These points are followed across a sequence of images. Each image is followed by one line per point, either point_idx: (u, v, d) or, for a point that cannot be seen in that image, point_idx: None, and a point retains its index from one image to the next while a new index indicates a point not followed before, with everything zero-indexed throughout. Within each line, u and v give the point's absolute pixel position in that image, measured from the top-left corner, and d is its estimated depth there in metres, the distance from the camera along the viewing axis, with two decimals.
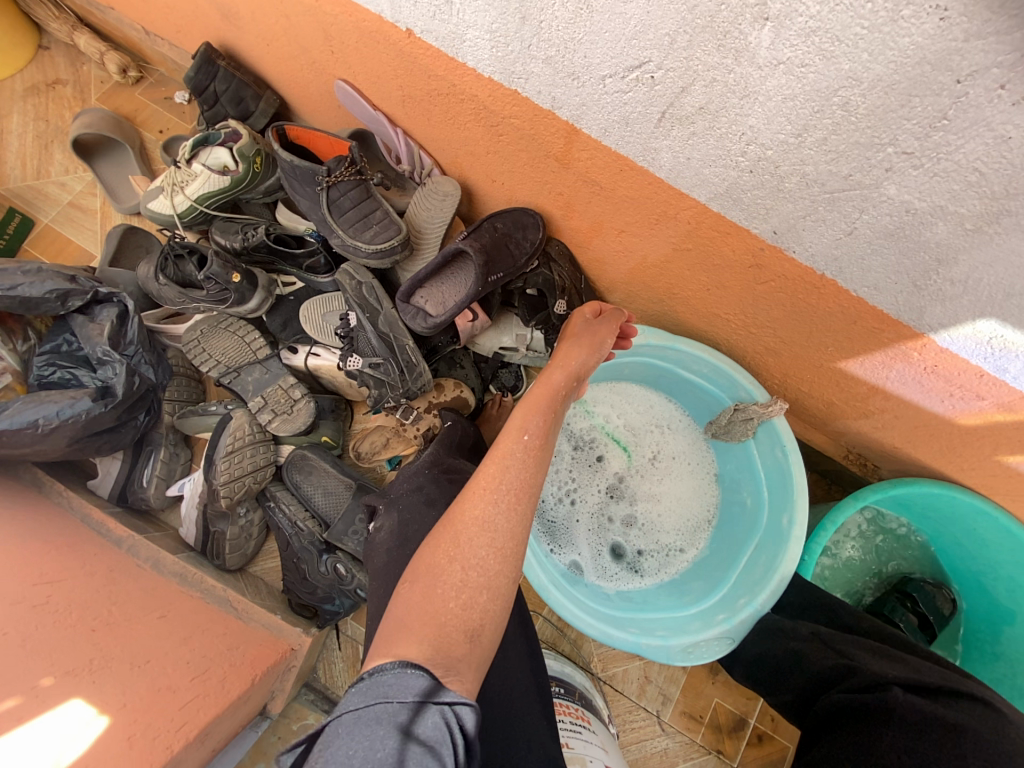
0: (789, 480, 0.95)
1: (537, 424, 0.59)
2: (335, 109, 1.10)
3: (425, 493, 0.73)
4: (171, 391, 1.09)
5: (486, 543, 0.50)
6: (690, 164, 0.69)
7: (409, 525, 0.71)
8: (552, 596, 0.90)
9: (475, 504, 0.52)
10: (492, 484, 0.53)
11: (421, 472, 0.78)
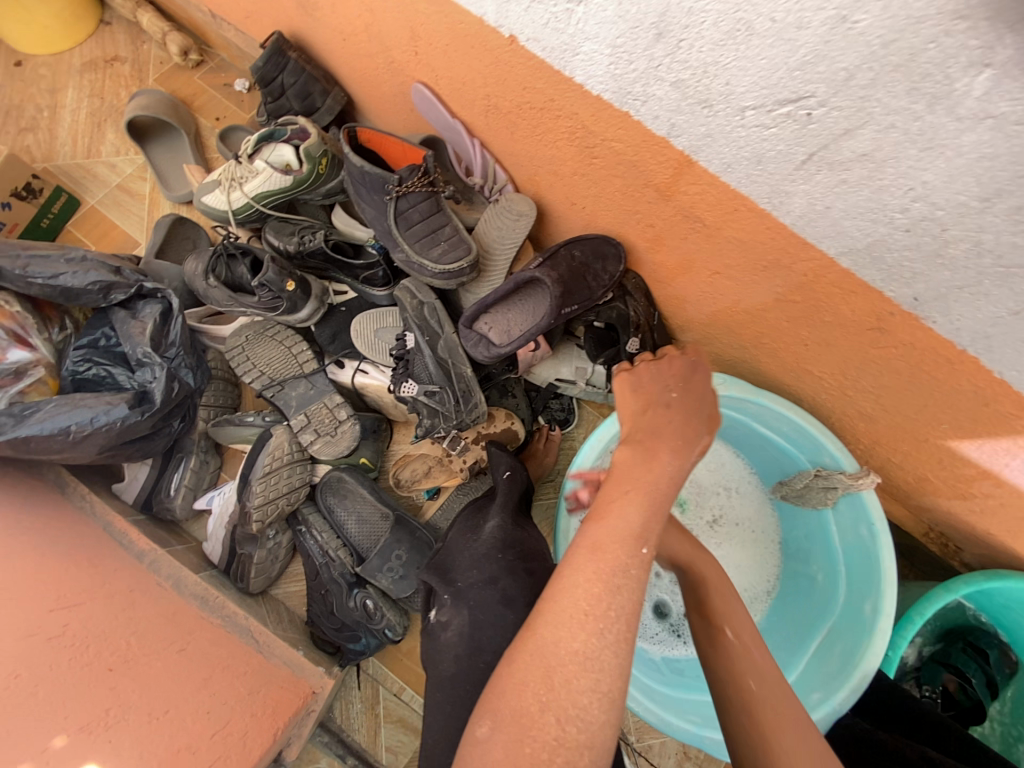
0: (876, 564, 0.86)
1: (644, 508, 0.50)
2: (406, 112, 1.04)
3: (506, 594, 0.64)
4: (208, 395, 1.02)
5: (591, 658, 0.42)
6: (827, 214, 0.60)
7: (481, 630, 0.62)
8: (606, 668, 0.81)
9: (560, 630, 0.43)
10: (571, 605, 0.44)
11: (496, 560, 0.68)
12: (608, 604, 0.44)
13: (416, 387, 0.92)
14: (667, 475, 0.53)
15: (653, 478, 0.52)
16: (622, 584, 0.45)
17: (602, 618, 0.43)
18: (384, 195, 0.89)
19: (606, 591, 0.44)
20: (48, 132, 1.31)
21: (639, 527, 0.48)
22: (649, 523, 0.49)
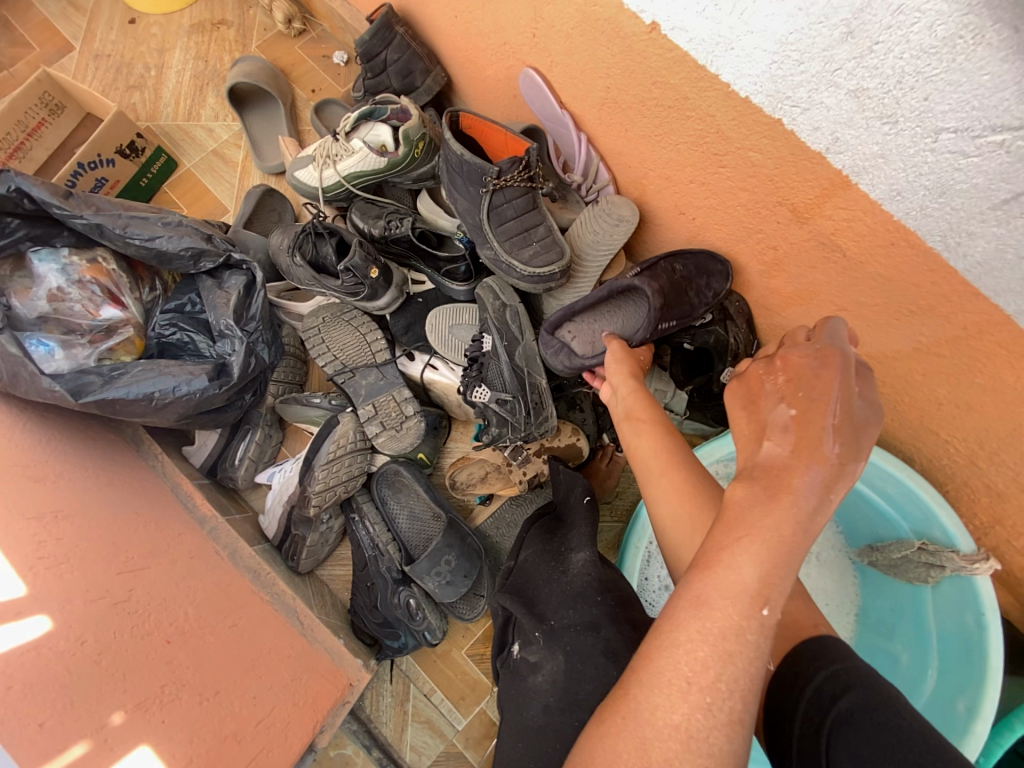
0: (978, 657, 0.76)
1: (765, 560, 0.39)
2: (509, 99, 0.98)
3: (609, 647, 0.60)
4: (279, 371, 1.02)
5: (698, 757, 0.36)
6: (1020, 262, 0.50)
7: (577, 679, 0.60)
8: None
9: (658, 692, 0.38)
10: (671, 672, 0.38)
11: (594, 604, 0.65)
12: (716, 675, 0.37)
13: (489, 393, 0.87)
14: (796, 517, 0.40)
15: (778, 528, 0.39)
16: (736, 652, 0.37)
17: (710, 692, 0.37)
18: (480, 186, 0.84)
19: (716, 660, 0.37)
20: (154, 92, 1.34)
21: (758, 584, 0.38)
22: (770, 577, 0.38)
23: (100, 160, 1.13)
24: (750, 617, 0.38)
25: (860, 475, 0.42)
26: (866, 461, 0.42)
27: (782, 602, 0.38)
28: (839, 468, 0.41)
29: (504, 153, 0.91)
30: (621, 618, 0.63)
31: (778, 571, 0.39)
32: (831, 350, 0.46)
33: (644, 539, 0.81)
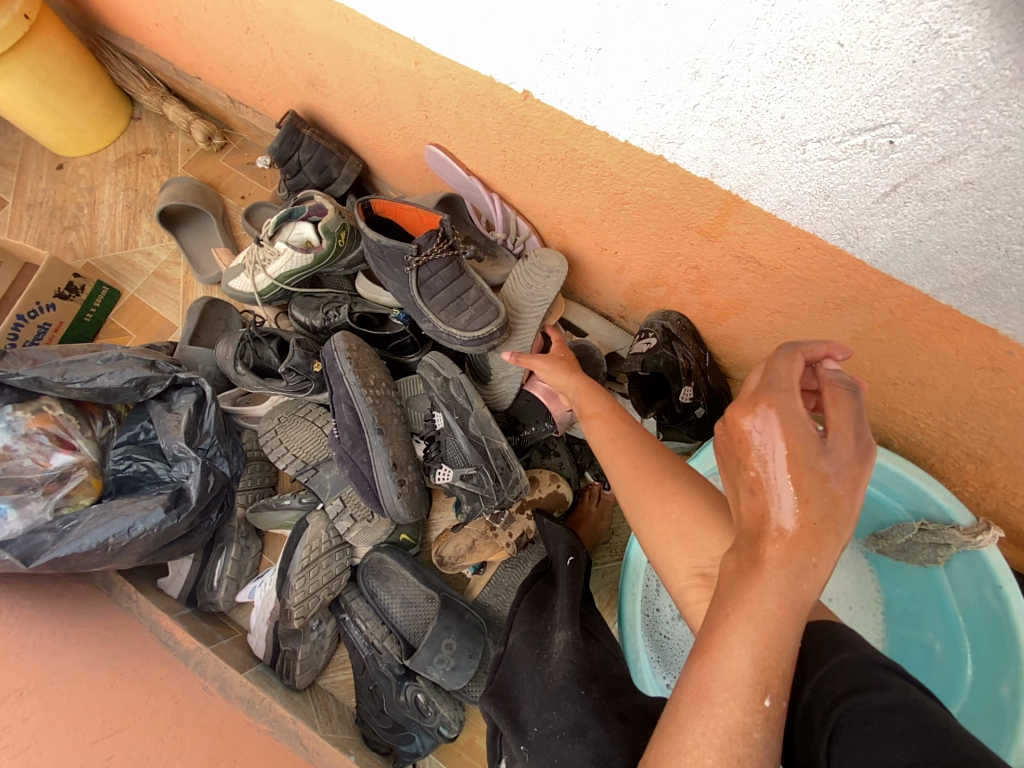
0: (1010, 634, 0.72)
1: (761, 647, 0.36)
2: (422, 173, 1.02)
3: (598, 752, 0.55)
4: (243, 479, 1.00)
5: None
6: (918, 247, 0.51)
7: None
8: None
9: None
10: None
11: (577, 700, 0.60)
12: None
13: (451, 471, 0.84)
14: (783, 591, 0.37)
15: (764, 603, 0.37)
16: (745, 756, 0.35)
17: None
18: (403, 267, 0.87)
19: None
20: (90, 228, 1.38)
21: (755, 671, 0.36)
22: (764, 661, 0.36)
23: (41, 308, 1.13)
24: (752, 710, 0.36)
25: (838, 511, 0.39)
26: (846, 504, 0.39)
27: (782, 687, 0.36)
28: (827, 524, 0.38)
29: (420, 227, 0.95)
30: (609, 712, 0.58)
31: (778, 655, 0.37)
32: (788, 391, 0.41)
33: (641, 584, 0.76)
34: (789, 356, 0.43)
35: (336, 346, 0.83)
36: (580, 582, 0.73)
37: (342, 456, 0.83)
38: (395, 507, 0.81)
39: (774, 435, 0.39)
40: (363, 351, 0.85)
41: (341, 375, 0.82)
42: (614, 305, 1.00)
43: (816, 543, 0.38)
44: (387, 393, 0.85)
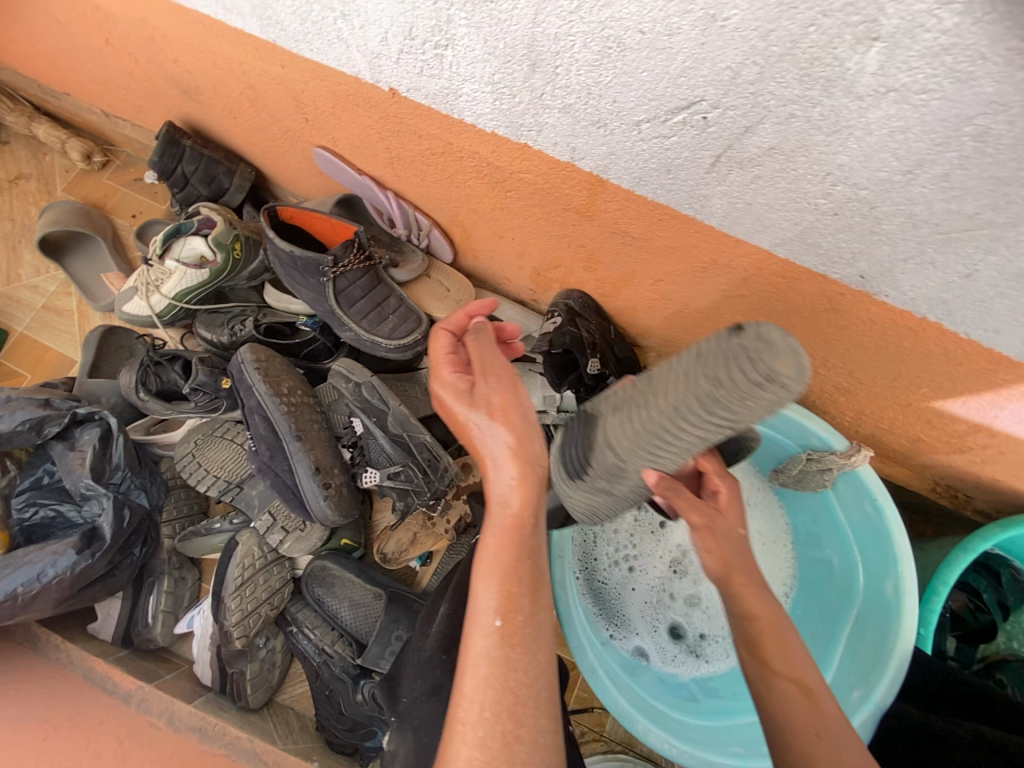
0: (888, 539, 0.81)
1: (501, 580, 0.44)
2: (317, 177, 1.01)
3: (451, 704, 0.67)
4: (166, 510, 0.97)
5: None
6: (751, 209, 0.57)
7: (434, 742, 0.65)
8: (601, 683, 0.75)
9: (458, 745, 0.40)
10: (459, 720, 0.41)
11: (437, 664, 0.69)
12: (484, 708, 0.40)
13: (377, 474, 0.85)
14: (504, 527, 0.46)
15: (494, 547, 0.45)
16: (494, 675, 0.41)
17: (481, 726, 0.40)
18: (319, 277, 0.85)
19: (483, 692, 0.41)
20: None
21: (496, 600, 0.43)
22: (503, 591, 0.43)
23: None
24: (490, 633, 0.42)
25: (523, 423, 0.49)
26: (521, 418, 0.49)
27: (514, 605, 0.43)
28: (507, 435, 0.48)
29: (334, 237, 0.92)
30: None
31: (511, 579, 0.44)
32: (439, 370, 0.52)
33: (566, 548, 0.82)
34: (443, 340, 0.54)
35: (243, 359, 0.82)
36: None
37: (261, 468, 0.82)
38: (323, 509, 0.81)
39: (448, 411, 0.51)
40: (273, 361, 0.84)
41: (250, 386, 0.81)
42: (524, 290, 1.04)
43: (514, 457, 0.47)
44: (302, 399, 0.85)
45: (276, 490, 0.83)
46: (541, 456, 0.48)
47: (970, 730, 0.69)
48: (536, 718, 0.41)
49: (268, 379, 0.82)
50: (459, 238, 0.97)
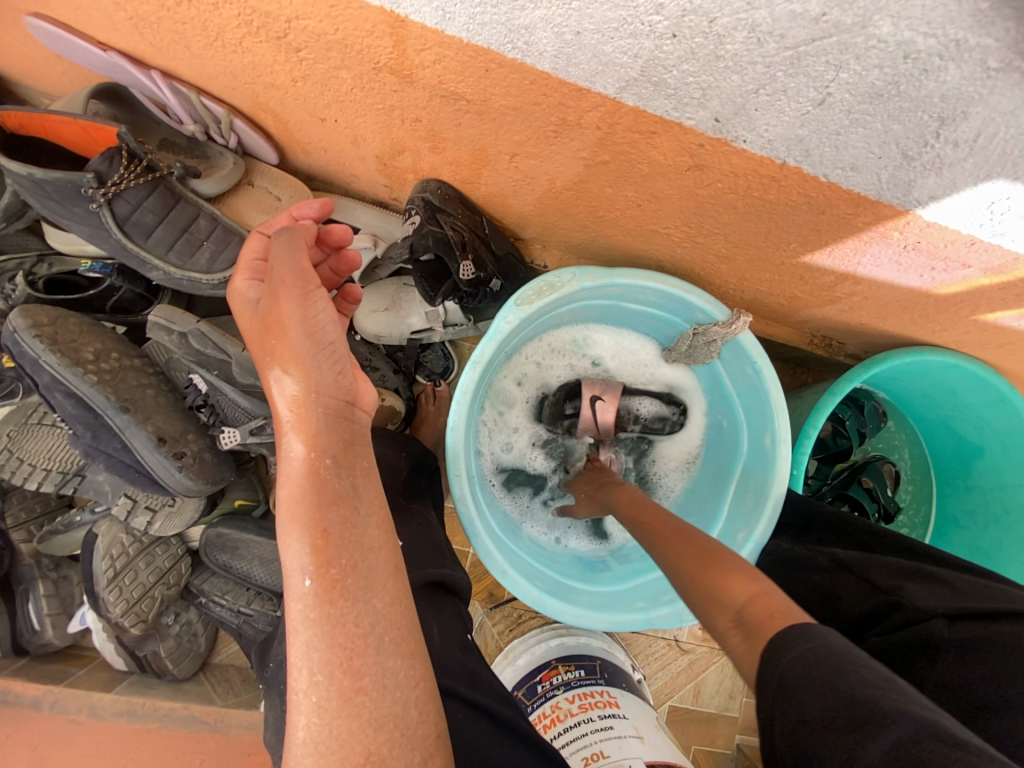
0: (765, 398, 0.85)
1: (302, 533, 0.42)
2: (55, 60, 0.74)
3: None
4: (9, 515, 0.84)
5: (321, 735, 0.40)
6: (581, 42, 0.45)
7: None
8: (509, 579, 0.78)
9: (298, 711, 0.41)
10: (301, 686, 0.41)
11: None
12: (319, 667, 0.40)
13: (237, 434, 0.74)
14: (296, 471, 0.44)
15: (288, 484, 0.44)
16: (323, 633, 0.41)
17: (321, 686, 0.40)
18: (87, 203, 0.66)
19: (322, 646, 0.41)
20: None
21: (313, 559, 0.42)
22: (317, 550, 0.42)
23: None
24: (304, 595, 0.42)
25: (300, 341, 0.43)
26: (294, 333, 0.43)
27: (318, 565, 0.42)
28: (285, 362, 0.44)
29: (95, 145, 0.70)
30: None
31: (322, 529, 0.42)
32: (233, 290, 0.49)
33: (462, 464, 0.79)
34: (253, 247, 0.50)
35: (16, 326, 0.65)
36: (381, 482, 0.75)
37: (88, 451, 0.70)
38: (180, 482, 0.71)
39: (244, 326, 0.48)
40: (61, 323, 0.67)
41: (36, 360, 0.65)
42: (378, 187, 0.87)
43: (294, 373, 0.43)
44: (117, 363, 0.70)
45: (115, 471, 0.71)
46: (331, 385, 0.44)
47: (826, 553, 0.78)
48: (381, 662, 0.41)
49: (50, 343, 0.65)
50: (275, 129, 0.76)
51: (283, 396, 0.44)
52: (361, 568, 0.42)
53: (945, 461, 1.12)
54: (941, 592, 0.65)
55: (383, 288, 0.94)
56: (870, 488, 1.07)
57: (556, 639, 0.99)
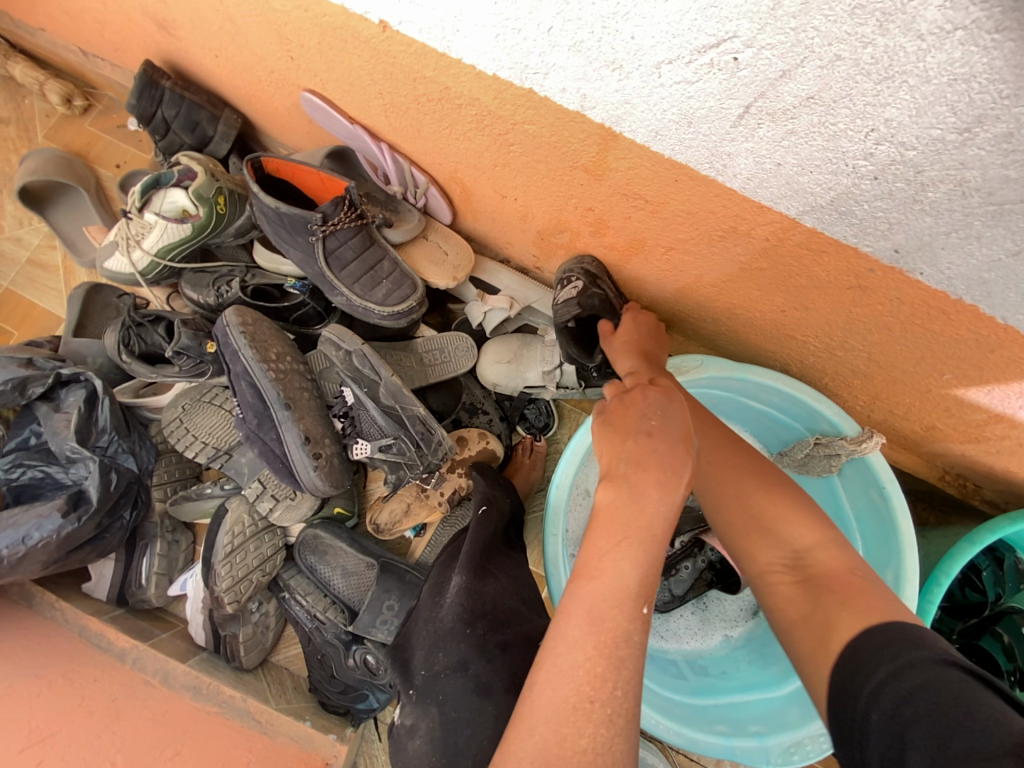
0: (892, 529, 0.79)
1: (643, 562, 0.44)
2: (307, 125, 0.94)
3: (479, 683, 0.63)
4: (157, 472, 0.96)
5: (592, 745, 0.38)
6: (779, 170, 0.51)
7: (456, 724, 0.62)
8: None
9: (578, 716, 0.39)
10: (575, 696, 0.40)
11: (462, 639, 0.66)
12: (613, 683, 0.40)
13: (369, 446, 0.83)
14: (655, 514, 0.45)
15: (639, 524, 0.44)
16: (628, 654, 0.41)
17: (609, 702, 0.40)
18: (308, 236, 0.81)
19: (606, 665, 0.41)
20: None
21: (638, 583, 0.43)
22: (647, 575, 0.44)
23: None
24: (636, 616, 0.43)
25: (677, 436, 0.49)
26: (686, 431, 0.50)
27: (653, 594, 0.44)
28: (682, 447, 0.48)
29: (322, 193, 0.87)
30: (493, 651, 0.65)
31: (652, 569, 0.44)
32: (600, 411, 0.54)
33: (560, 524, 0.80)
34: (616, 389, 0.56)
35: (228, 321, 0.78)
36: (490, 528, 0.76)
37: (249, 436, 0.81)
38: (312, 480, 0.79)
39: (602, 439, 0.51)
40: (260, 325, 0.80)
41: (236, 351, 0.77)
42: (527, 255, 0.97)
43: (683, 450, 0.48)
44: (291, 366, 0.81)
45: (264, 458, 0.81)
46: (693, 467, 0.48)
47: None
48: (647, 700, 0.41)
49: (252, 341, 0.78)
50: (459, 197, 0.90)
51: (664, 478, 0.45)
52: None
53: None
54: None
55: (507, 342, 1.00)
56: None
57: None
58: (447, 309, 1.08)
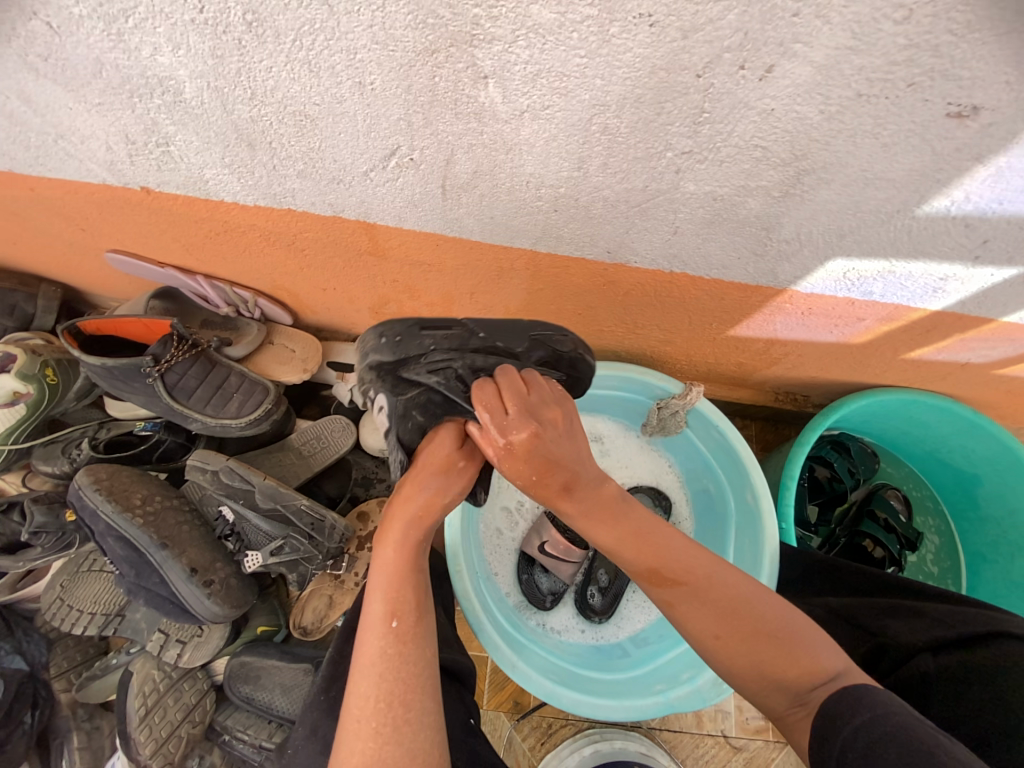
0: (737, 456, 0.92)
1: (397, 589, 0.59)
2: (127, 278, 0.99)
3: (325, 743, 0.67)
4: (52, 665, 0.91)
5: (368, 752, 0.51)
6: (496, 221, 0.64)
7: None
8: (521, 673, 0.79)
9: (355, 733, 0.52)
10: (351, 717, 0.53)
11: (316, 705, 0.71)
12: (375, 696, 0.53)
13: (259, 555, 0.85)
14: (398, 547, 0.61)
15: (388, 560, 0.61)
16: (385, 668, 0.55)
17: (374, 715, 0.53)
18: (145, 379, 0.84)
19: (371, 686, 0.54)
20: None
21: (383, 608, 0.58)
22: (393, 599, 0.58)
23: None
24: (386, 633, 0.56)
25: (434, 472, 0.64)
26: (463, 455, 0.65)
27: (403, 610, 0.57)
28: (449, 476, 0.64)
29: (152, 335, 0.90)
30: None
31: (404, 590, 0.59)
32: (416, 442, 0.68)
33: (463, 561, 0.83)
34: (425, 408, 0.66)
35: (80, 483, 0.78)
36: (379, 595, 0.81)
37: (132, 589, 0.80)
38: (209, 609, 0.80)
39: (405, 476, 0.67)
40: (116, 476, 0.80)
41: (95, 510, 0.77)
42: None
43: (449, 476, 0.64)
44: (163, 504, 0.82)
45: (155, 604, 0.81)
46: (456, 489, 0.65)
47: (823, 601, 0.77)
48: (419, 703, 0.54)
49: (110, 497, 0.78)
50: (288, 300, 0.97)
51: (411, 513, 0.62)
52: (423, 620, 0.58)
53: (949, 493, 1.13)
54: (921, 623, 0.65)
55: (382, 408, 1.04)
56: (884, 520, 1.09)
57: (591, 747, 0.97)
58: (320, 398, 1.13)
